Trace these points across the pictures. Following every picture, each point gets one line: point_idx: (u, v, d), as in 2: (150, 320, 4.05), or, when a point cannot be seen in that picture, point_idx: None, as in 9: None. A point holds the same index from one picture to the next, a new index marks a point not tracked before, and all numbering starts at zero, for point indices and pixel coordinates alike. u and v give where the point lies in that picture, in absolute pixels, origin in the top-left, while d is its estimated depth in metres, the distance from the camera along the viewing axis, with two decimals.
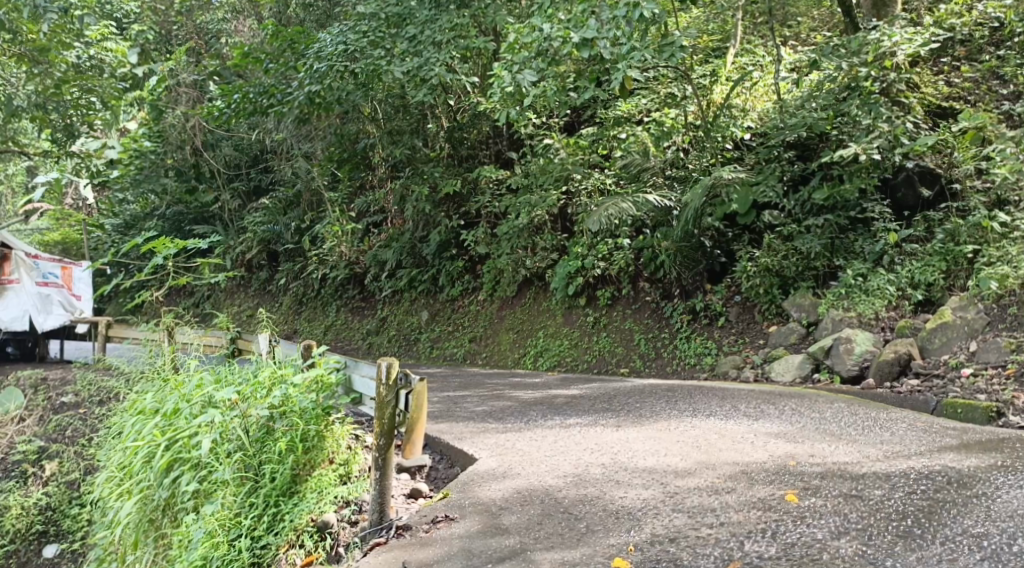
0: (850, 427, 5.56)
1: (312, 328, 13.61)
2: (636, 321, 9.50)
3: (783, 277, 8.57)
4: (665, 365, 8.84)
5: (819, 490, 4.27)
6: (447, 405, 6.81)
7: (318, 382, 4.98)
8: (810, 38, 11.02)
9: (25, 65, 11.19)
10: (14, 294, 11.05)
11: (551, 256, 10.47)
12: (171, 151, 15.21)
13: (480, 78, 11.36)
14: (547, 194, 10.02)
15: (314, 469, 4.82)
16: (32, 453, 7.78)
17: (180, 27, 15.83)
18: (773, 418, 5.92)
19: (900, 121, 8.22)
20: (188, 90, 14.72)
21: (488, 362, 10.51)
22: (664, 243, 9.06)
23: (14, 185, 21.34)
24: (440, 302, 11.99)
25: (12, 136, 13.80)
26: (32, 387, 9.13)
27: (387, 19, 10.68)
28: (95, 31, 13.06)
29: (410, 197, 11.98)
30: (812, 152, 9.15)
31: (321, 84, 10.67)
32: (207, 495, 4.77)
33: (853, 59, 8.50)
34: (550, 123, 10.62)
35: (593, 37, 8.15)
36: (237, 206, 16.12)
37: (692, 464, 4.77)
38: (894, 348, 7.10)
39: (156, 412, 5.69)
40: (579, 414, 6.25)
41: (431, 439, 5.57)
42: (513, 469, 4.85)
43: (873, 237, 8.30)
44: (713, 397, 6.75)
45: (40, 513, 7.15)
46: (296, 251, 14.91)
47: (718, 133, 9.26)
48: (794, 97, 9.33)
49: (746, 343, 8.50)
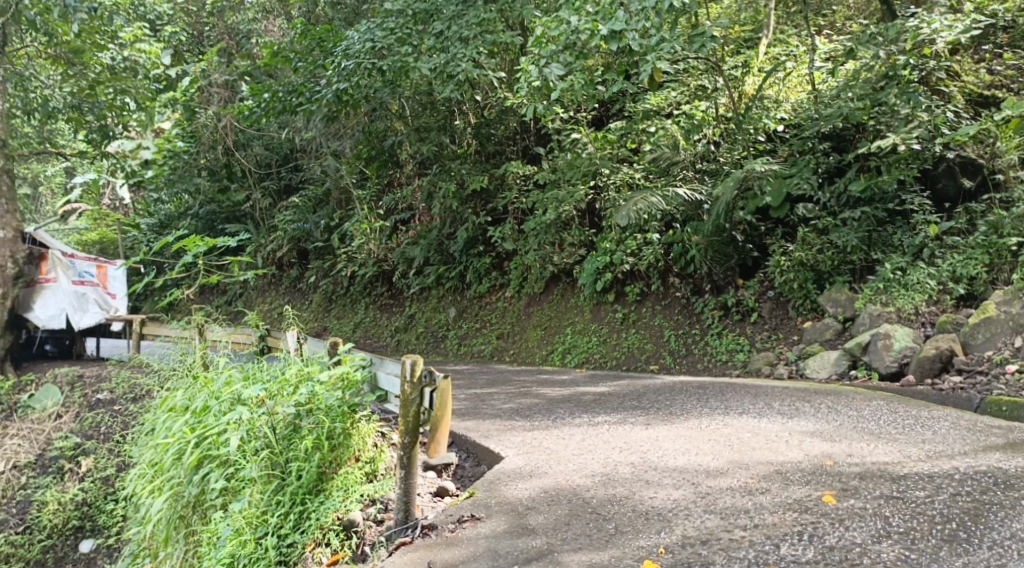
0: (890, 426, 5.39)
1: (342, 325, 13.63)
2: (666, 317, 9.37)
3: (817, 271, 8.36)
4: (697, 362, 8.68)
5: (858, 491, 4.13)
6: (473, 402, 6.75)
7: (343, 379, 4.96)
8: (845, 27, 10.78)
9: (61, 66, 11.33)
10: (51, 292, 11.06)
11: (579, 252, 10.39)
12: (204, 150, 15.32)
13: (507, 73, 11.26)
14: (574, 189, 9.91)
15: (341, 467, 4.78)
16: (68, 449, 7.86)
17: (212, 27, 16.09)
18: (808, 416, 5.77)
19: (940, 110, 8.06)
20: (220, 90, 14.79)
21: (517, 358, 10.43)
22: (695, 238, 8.89)
23: (53, 186, 21.61)
24: (468, 298, 11.95)
25: (49, 137, 14.00)
26: (69, 384, 9.25)
27: (415, 15, 10.65)
28: (129, 32, 13.22)
29: (437, 194, 11.96)
30: (847, 143, 8.98)
31: (349, 82, 10.71)
32: (235, 493, 4.78)
33: (891, 47, 8.28)
34: (578, 117, 10.49)
35: (622, 29, 8.05)
36: (268, 205, 16.23)
37: (724, 463, 4.65)
38: (935, 344, 6.91)
39: (186, 408, 5.69)
40: (607, 411, 6.14)
41: (457, 436, 5.51)
42: (540, 468, 4.77)
43: (912, 229, 8.11)
44: (745, 394, 6.60)
45: (77, 508, 7.21)
46: (325, 249, 14.96)
47: (750, 125, 9.17)
48: (829, 87, 9.15)
49: (779, 339, 8.35)
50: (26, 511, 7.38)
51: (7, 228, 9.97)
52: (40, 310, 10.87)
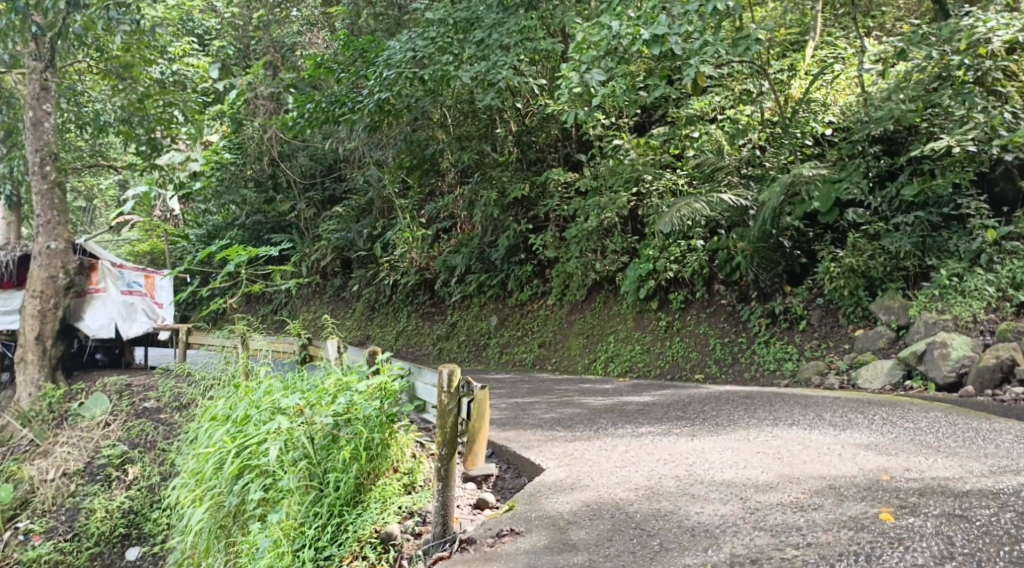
0: (948, 439, 5.15)
1: (384, 334, 13.66)
2: (711, 325, 9.16)
3: (869, 277, 8.10)
4: (743, 371, 8.46)
5: (918, 508, 3.93)
6: (514, 412, 6.66)
7: (381, 389, 4.92)
8: (896, 28, 10.47)
9: (111, 80, 11.53)
10: (101, 302, 11.27)
11: (621, 259, 10.23)
12: (250, 162, 15.54)
13: (548, 81, 11.20)
14: (616, 196, 9.74)
15: (378, 478, 4.77)
16: (115, 457, 7.96)
17: (257, 41, 16.31)
18: (862, 427, 5.55)
19: (997, 111, 7.75)
20: (266, 102, 14.95)
21: (559, 367, 10.31)
22: (741, 244, 8.69)
23: (106, 199, 22.06)
24: (509, 307, 11.87)
25: (101, 150, 14.33)
26: (117, 392, 9.38)
27: (456, 25, 10.65)
28: (177, 47, 13.46)
29: (479, 202, 11.93)
30: (899, 146, 8.69)
31: (391, 91, 10.68)
32: (273, 503, 4.75)
33: (944, 47, 8.08)
34: (620, 123, 10.37)
35: (665, 33, 7.90)
36: (312, 215, 16.41)
37: (774, 478, 4.48)
38: (995, 353, 6.67)
39: (227, 418, 5.69)
40: (651, 422, 5.98)
41: (497, 447, 5.43)
42: (582, 480, 4.66)
43: (969, 234, 7.79)
44: (795, 404, 6.40)
45: (123, 516, 7.28)
46: (368, 258, 15.03)
47: (797, 129, 8.94)
48: (879, 89, 8.86)
49: (829, 348, 8.11)
50: (75, 519, 7.49)
51: (58, 239, 10.10)
52: (91, 319, 11.15)
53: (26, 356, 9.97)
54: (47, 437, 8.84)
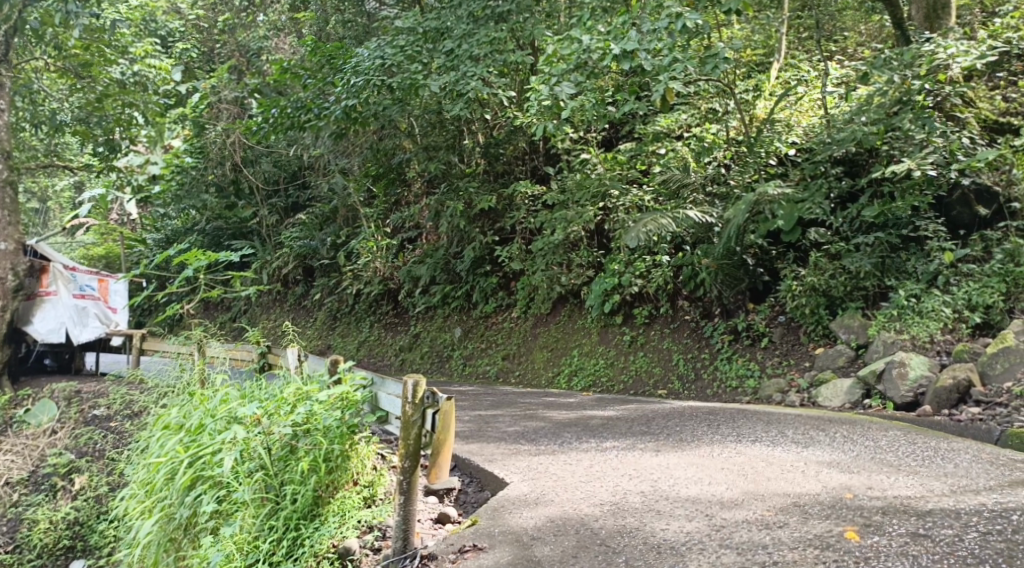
0: (909, 458, 5.19)
1: (345, 344, 13.45)
2: (674, 341, 9.18)
3: (830, 296, 8.20)
4: (705, 388, 8.49)
5: (882, 527, 3.93)
6: (477, 425, 6.56)
7: (343, 399, 4.80)
8: (857, 53, 10.66)
9: (69, 78, 11.28)
10: (51, 305, 10.91)
11: (587, 273, 10.20)
12: (212, 166, 15.29)
13: (517, 93, 11.19)
14: (583, 209, 9.72)
15: (336, 491, 4.63)
16: (62, 466, 7.67)
17: (223, 45, 16.13)
18: (824, 445, 5.57)
19: (955, 136, 7.96)
20: (230, 107, 14.80)
21: (522, 380, 10.25)
22: (705, 260, 8.72)
23: (61, 202, 21.51)
24: (473, 318, 11.78)
25: (56, 151, 13.98)
26: (66, 398, 9.04)
27: (425, 34, 10.62)
28: (140, 48, 13.23)
29: (444, 213, 11.82)
30: (860, 168, 8.83)
31: (358, 98, 10.56)
32: (226, 516, 4.61)
33: (905, 71, 8.19)
34: (588, 137, 10.42)
35: (634, 49, 7.94)
36: (275, 222, 16.18)
37: (739, 494, 4.45)
38: (952, 374, 6.72)
39: (180, 427, 5.51)
40: (616, 437, 5.93)
41: (461, 460, 5.33)
42: (546, 495, 4.58)
43: (927, 256, 7.93)
44: (758, 421, 6.40)
45: (68, 528, 7.03)
46: (331, 267, 14.83)
47: (762, 148, 8.97)
48: (842, 111, 9.00)
49: (791, 365, 8.16)
50: (16, 530, 7.21)
51: (8, 240, 9.78)
52: (40, 323, 10.76)
53: None
54: None
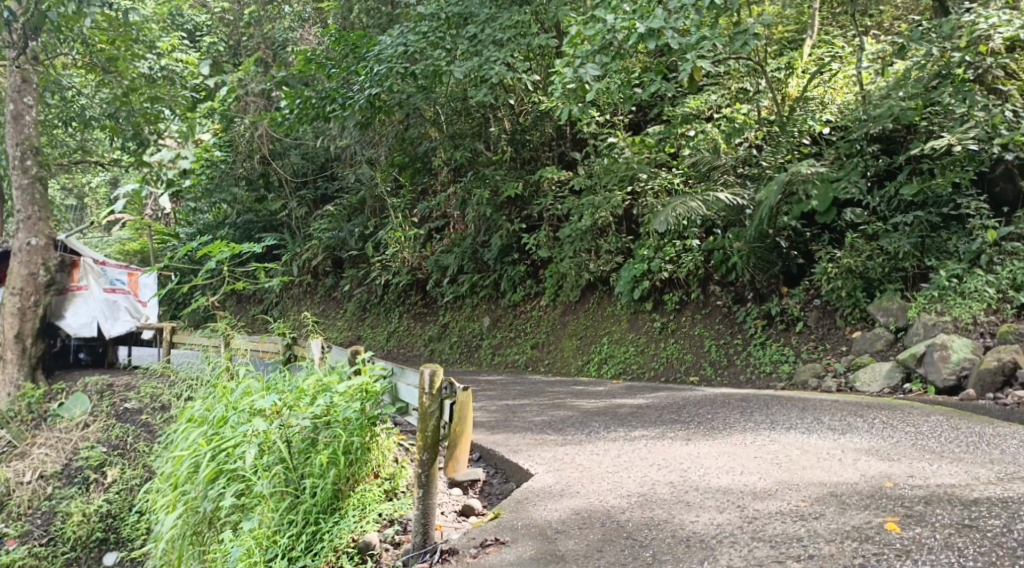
0: (952, 444, 4.97)
1: (375, 335, 13.45)
2: (706, 326, 8.98)
3: (867, 278, 7.93)
4: (738, 373, 8.29)
5: (925, 518, 3.74)
6: (505, 414, 6.45)
7: (362, 390, 4.75)
8: (894, 28, 10.35)
9: (97, 74, 11.38)
10: (83, 300, 11.06)
11: (616, 260, 10.03)
12: (241, 160, 15.35)
13: (543, 78, 11.00)
14: (611, 194, 9.54)
15: (357, 484, 4.55)
16: (94, 459, 7.72)
17: (249, 38, 16.14)
18: (862, 432, 5.37)
19: (998, 109, 7.56)
20: (256, 99, 14.71)
21: (551, 369, 10.13)
22: (736, 244, 8.50)
23: (98, 199, 21.81)
24: (502, 307, 11.67)
25: (88, 147, 14.09)
26: (98, 392, 9.09)
27: (448, 19, 10.45)
28: (166, 42, 13.25)
29: (471, 201, 11.69)
30: (898, 146, 8.50)
31: (382, 86, 10.48)
32: (246, 510, 4.57)
33: (945, 43, 7.94)
34: (615, 120, 10.20)
35: (660, 27, 7.69)
36: (304, 214, 16.20)
37: (773, 484, 4.29)
38: (997, 355, 6.48)
39: (204, 420, 5.47)
40: (645, 425, 5.79)
41: (485, 451, 5.23)
42: (572, 487, 4.46)
43: (969, 235, 7.63)
44: (793, 408, 6.21)
45: (101, 520, 7.06)
46: (360, 258, 14.84)
47: (795, 127, 8.76)
48: (878, 87, 8.70)
49: (826, 350, 7.93)
50: (51, 523, 7.26)
51: (39, 236, 9.88)
52: (72, 317, 10.96)
53: (4, 355, 9.72)
54: (24, 438, 8.60)
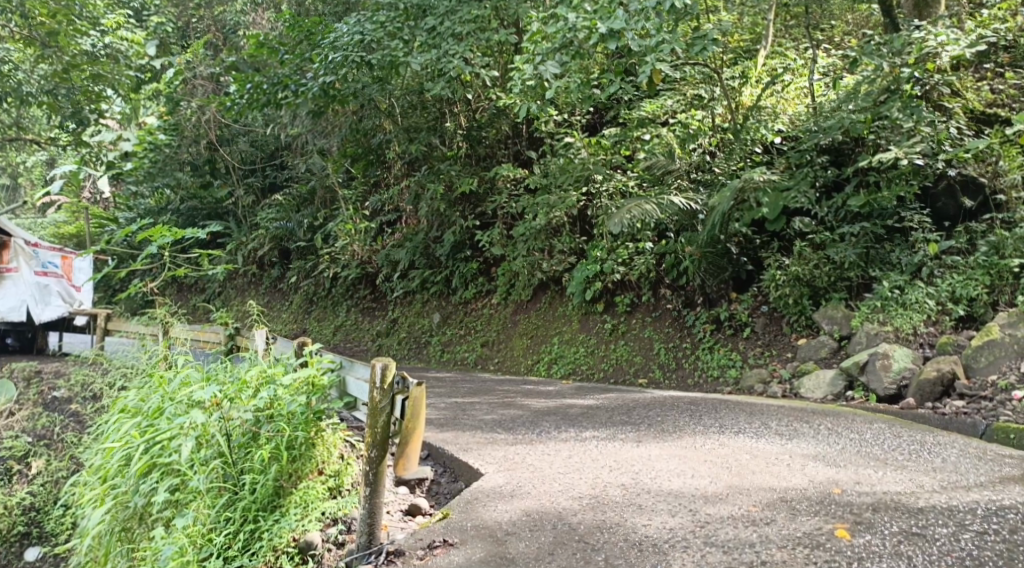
0: (896, 452, 5.04)
1: (321, 328, 13.20)
2: (656, 329, 9.01)
3: (814, 287, 8.03)
4: (686, 377, 8.33)
5: (874, 525, 3.76)
6: (454, 412, 6.34)
7: (308, 383, 4.59)
8: (845, 42, 10.49)
9: (36, 49, 10.86)
10: (12, 282, 10.64)
11: (568, 260, 10.00)
12: (187, 144, 14.91)
13: (501, 74, 10.90)
14: (565, 194, 9.49)
15: (300, 481, 4.38)
16: (18, 449, 7.33)
17: (199, 20, 15.80)
18: (809, 437, 5.41)
19: (943, 125, 7.80)
20: (205, 83, 14.32)
21: (500, 368, 10.05)
22: (688, 249, 8.54)
23: (32, 178, 20.93)
24: (452, 304, 11.54)
25: (23, 123, 13.45)
26: (25, 379, 8.68)
27: (405, 10, 10.24)
28: (112, 19, 12.75)
29: (424, 195, 11.52)
30: (846, 157, 8.64)
31: (336, 75, 10.25)
32: (180, 506, 4.36)
33: (895, 59, 7.95)
34: (572, 120, 10.19)
35: (621, 28, 7.66)
36: (251, 202, 15.82)
37: (723, 488, 4.27)
38: (936, 366, 6.58)
39: (138, 411, 5.23)
40: (596, 426, 5.74)
41: (433, 449, 5.12)
42: (522, 488, 4.37)
43: (911, 247, 7.79)
44: (741, 412, 6.24)
45: (23, 513, 6.73)
46: (308, 249, 14.52)
47: (748, 135, 8.81)
48: (829, 99, 8.85)
49: (773, 356, 8.00)
50: None
51: None
52: None
53: None
54: None
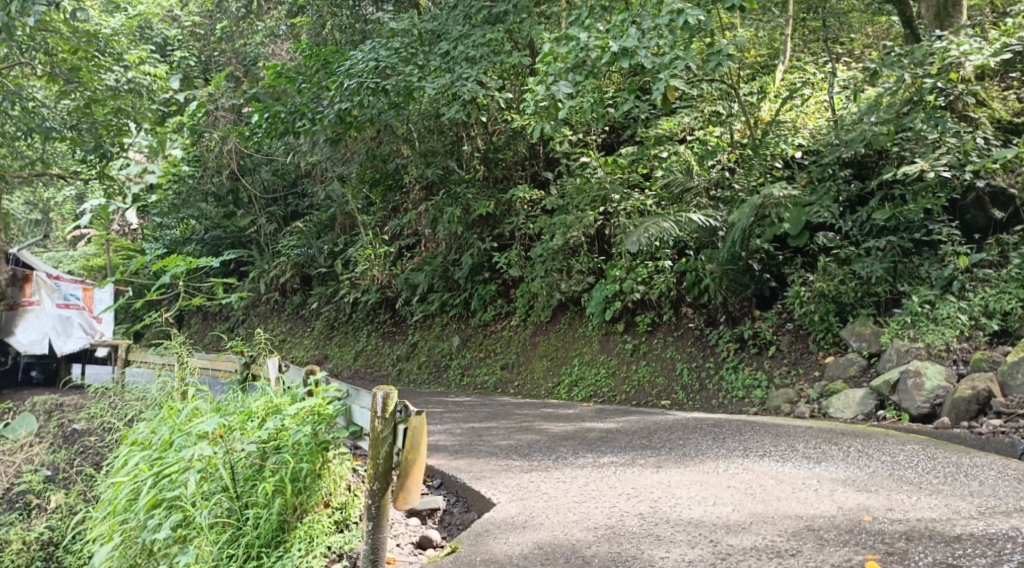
0: (930, 475, 4.81)
1: (343, 354, 13.14)
2: (678, 349, 8.80)
3: (839, 302, 7.81)
4: (711, 398, 8.12)
5: (907, 556, 3.56)
6: (468, 438, 6.20)
7: (313, 413, 4.50)
8: (865, 55, 10.32)
9: (58, 85, 10.98)
10: (35, 315, 10.72)
11: (587, 280, 9.85)
12: (209, 175, 15.04)
13: (517, 96, 10.85)
14: (583, 214, 9.35)
15: (305, 514, 4.27)
16: (37, 483, 7.32)
17: (221, 53, 16.03)
18: (837, 460, 5.19)
19: (969, 135, 7.59)
20: (226, 114, 14.46)
21: (520, 391, 9.88)
22: (708, 266, 8.36)
23: (63, 214, 21.24)
24: (472, 327, 11.43)
25: (49, 158, 13.67)
26: (47, 412, 8.71)
27: (420, 36, 10.39)
28: (134, 54, 12.94)
29: (442, 219, 11.48)
30: (870, 171, 8.42)
31: (352, 102, 10.24)
32: (184, 543, 4.30)
33: (917, 70, 7.80)
34: (588, 140, 10.09)
35: (633, 46, 7.57)
36: (273, 231, 15.91)
37: (746, 516, 4.09)
38: (971, 384, 6.35)
39: (148, 443, 5.18)
40: (614, 451, 5.57)
41: (447, 477, 4.99)
42: (535, 518, 4.22)
43: (940, 261, 7.55)
44: (767, 434, 6.03)
45: (42, 548, 6.69)
46: (328, 275, 14.51)
47: (767, 150, 8.63)
48: (850, 112, 8.66)
49: (799, 375, 7.78)
50: None
51: None
52: (23, 334, 10.69)
53: None
54: None
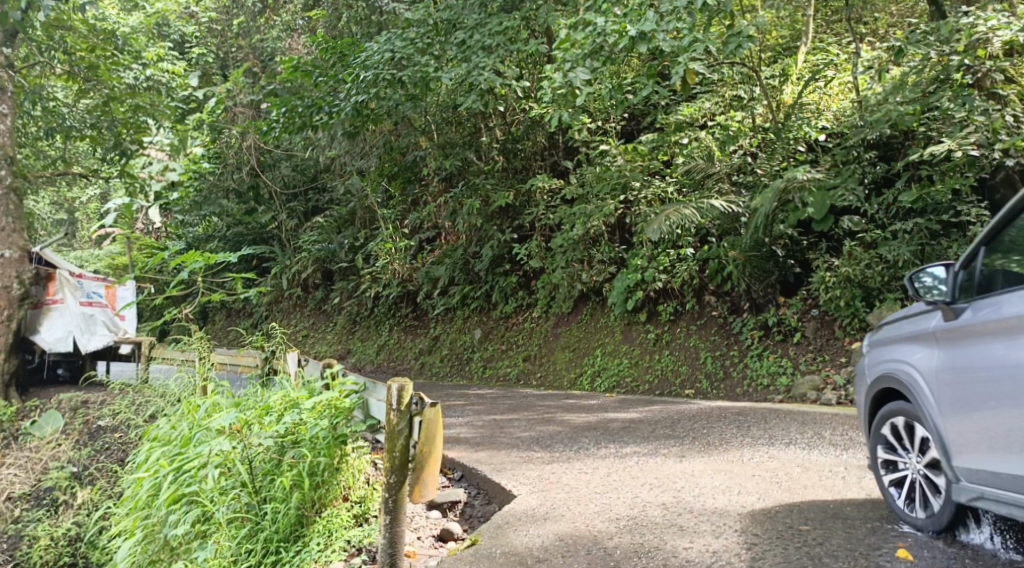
0: None
1: (365, 348, 13.15)
2: (701, 338, 8.69)
3: (866, 288, 7.64)
4: (735, 387, 8.00)
5: (940, 544, 3.46)
6: (491, 430, 6.15)
7: (331, 407, 4.52)
8: (889, 34, 10.09)
9: (77, 84, 11.02)
10: (59, 313, 10.75)
11: (608, 270, 9.73)
12: (229, 172, 15.06)
13: (534, 85, 10.74)
14: (602, 203, 9.22)
15: (324, 508, 4.26)
16: (64, 479, 7.38)
17: (238, 49, 16.05)
18: (865, 447, 5.08)
19: (998, 113, 7.27)
20: (245, 110, 14.28)
21: (543, 382, 9.83)
22: (731, 253, 8.24)
23: (88, 213, 21.46)
24: (493, 319, 11.38)
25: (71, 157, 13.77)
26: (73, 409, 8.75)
27: (435, 26, 10.31)
28: (152, 52, 12.97)
29: (461, 211, 11.44)
30: (895, 152, 8.29)
31: (368, 93, 10.16)
32: (203, 537, 4.32)
33: (942, 47, 7.52)
34: (606, 127, 9.95)
35: (652, 30, 7.42)
36: (293, 226, 15.96)
37: (772, 505, 4.01)
38: None
39: (169, 439, 5.20)
40: (638, 442, 5.48)
41: (467, 470, 4.96)
42: (555, 510, 4.15)
43: (970, 242, 7.34)
44: (794, 422, 5.93)
45: (69, 544, 6.74)
46: (350, 270, 14.53)
47: (790, 134, 8.48)
48: (874, 93, 8.28)
49: (826, 361, 7.66)
50: (17, 547, 6.92)
51: (13, 247, 9.31)
52: (47, 332, 10.67)
53: None
54: None
